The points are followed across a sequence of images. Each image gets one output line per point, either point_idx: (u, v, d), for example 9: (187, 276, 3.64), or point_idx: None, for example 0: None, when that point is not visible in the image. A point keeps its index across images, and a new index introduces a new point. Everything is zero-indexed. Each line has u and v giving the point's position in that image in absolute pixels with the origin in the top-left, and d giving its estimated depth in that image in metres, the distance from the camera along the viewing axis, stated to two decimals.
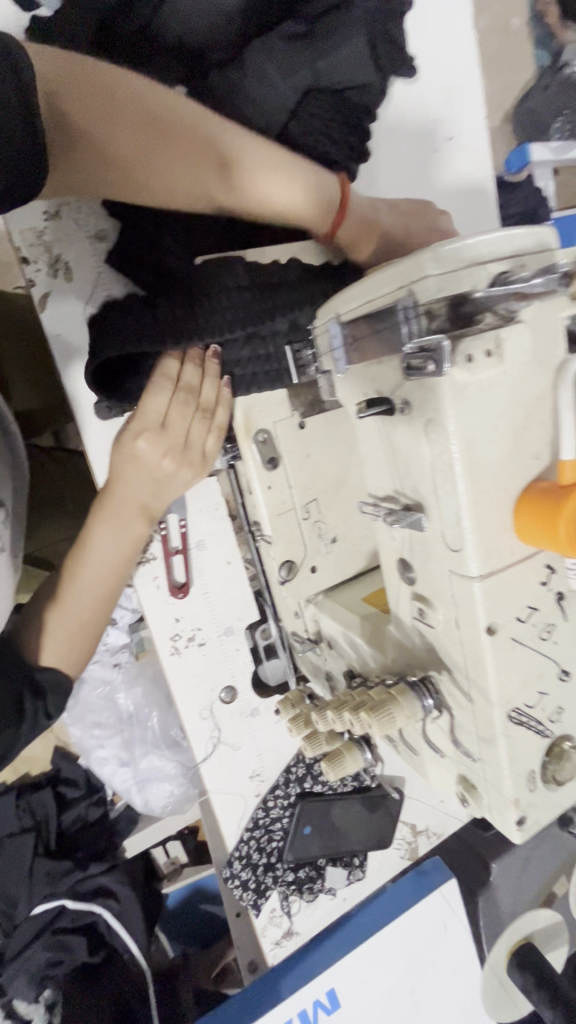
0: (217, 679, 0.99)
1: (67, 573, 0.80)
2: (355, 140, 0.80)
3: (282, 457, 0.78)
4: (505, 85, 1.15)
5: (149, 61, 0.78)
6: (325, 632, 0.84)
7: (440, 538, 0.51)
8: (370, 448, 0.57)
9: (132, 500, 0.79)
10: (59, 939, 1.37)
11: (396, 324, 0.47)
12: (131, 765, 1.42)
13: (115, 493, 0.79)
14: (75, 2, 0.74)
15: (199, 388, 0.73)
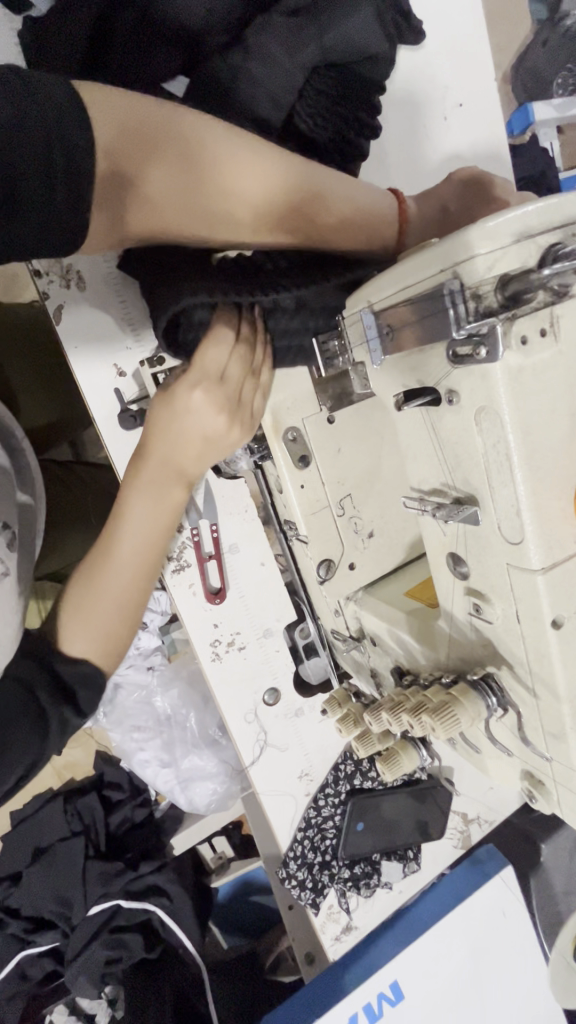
0: (259, 682, 0.98)
1: (99, 550, 0.74)
2: (366, 117, 0.77)
3: (314, 455, 0.76)
4: (503, 45, 1.09)
5: (147, 52, 0.74)
6: (368, 629, 0.82)
7: (496, 531, 0.49)
8: (412, 439, 0.54)
9: (172, 468, 0.75)
10: (116, 937, 1.37)
11: (441, 308, 0.44)
12: (173, 766, 1.41)
13: (158, 457, 0.74)
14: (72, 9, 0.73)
15: (253, 348, 0.70)
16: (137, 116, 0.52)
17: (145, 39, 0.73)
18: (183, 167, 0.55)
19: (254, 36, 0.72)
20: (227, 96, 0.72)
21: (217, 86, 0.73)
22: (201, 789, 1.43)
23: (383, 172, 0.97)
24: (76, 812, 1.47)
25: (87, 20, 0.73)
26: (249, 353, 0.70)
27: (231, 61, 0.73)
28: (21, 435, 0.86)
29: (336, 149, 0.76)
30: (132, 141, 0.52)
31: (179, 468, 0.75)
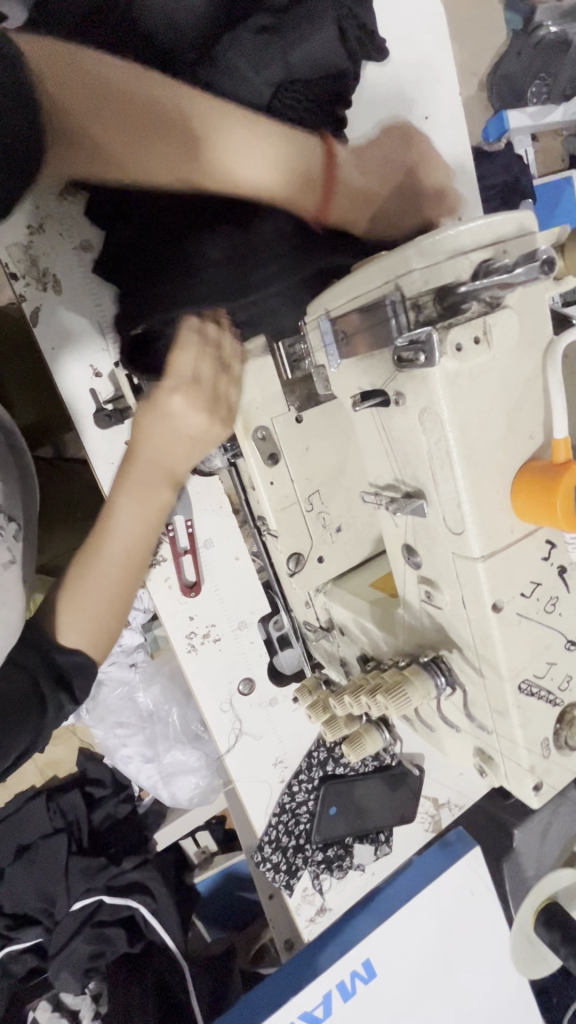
0: (234, 673, 1.01)
1: (92, 550, 0.76)
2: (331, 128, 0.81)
3: (282, 453, 0.80)
4: (474, 55, 1.14)
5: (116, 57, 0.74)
6: (337, 618, 0.86)
7: (441, 523, 0.53)
8: (367, 440, 0.58)
9: (157, 468, 0.78)
10: (99, 931, 1.40)
11: (385, 318, 0.48)
12: (156, 760, 1.46)
13: (145, 461, 0.77)
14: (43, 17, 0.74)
15: (221, 343, 0.73)
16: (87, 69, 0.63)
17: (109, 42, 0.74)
18: (133, 115, 0.65)
19: (222, 49, 0.74)
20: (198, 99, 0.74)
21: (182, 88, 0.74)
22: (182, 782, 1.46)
23: None
24: (64, 808, 1.49)
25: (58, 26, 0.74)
26: (219, 350, 0.73)
27: (200, 74, 0.75)
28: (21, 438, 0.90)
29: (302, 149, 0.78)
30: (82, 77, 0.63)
31: (167, 472, 0.79)
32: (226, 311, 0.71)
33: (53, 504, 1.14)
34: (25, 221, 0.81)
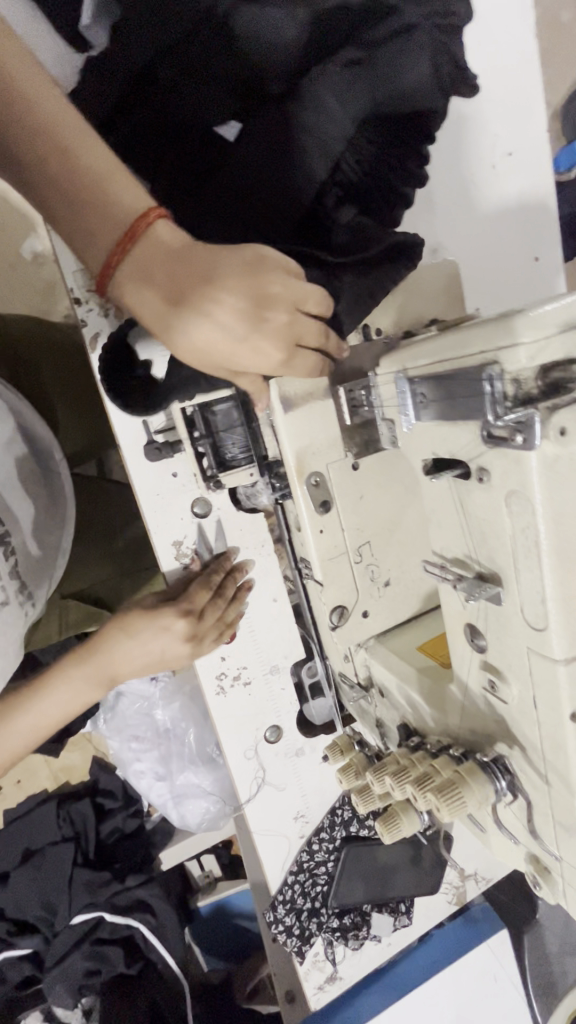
0: (262, 720, 0.96)
1: (14, 713, 0.77)
2: (413, 163, 0.77)
3: (335, 501, 0.76)
4: (554, 80, 1.01)
5: (203, 86, 0.69)
6: (377, 679, 0.82)
7: (518, 613, 0.47)
8: (438, 509, 0.53)
9: (102, 670, 0.83)
10: (97, 949, 1.36)
11: (479, 393, 0.43)
12: (167, 780, 1.39)
13: (103, 658, 0.83)
14: (122, 48, 0.71)
15: (228, 607, 0.88)
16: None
17: (185, 71, 0.69)
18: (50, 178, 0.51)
19: (309, 85, 0.69)
20: (280, 144, 0.70)
21: (262, 133, 0.70)
22: (192, 809, 1.38)
23: (432, 216, 0.97)
24: (74, 821, 1.45)
25: (136, 61, 0.70)
26: (224, 610, 0.87)
27: (283, 111, 0.70)
28: (59, 455, 0.99)
29: (378, 192, 0.76)
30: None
31: (110, 672, 0.84)
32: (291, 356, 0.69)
33: (96, 521, 1.16)
34: None
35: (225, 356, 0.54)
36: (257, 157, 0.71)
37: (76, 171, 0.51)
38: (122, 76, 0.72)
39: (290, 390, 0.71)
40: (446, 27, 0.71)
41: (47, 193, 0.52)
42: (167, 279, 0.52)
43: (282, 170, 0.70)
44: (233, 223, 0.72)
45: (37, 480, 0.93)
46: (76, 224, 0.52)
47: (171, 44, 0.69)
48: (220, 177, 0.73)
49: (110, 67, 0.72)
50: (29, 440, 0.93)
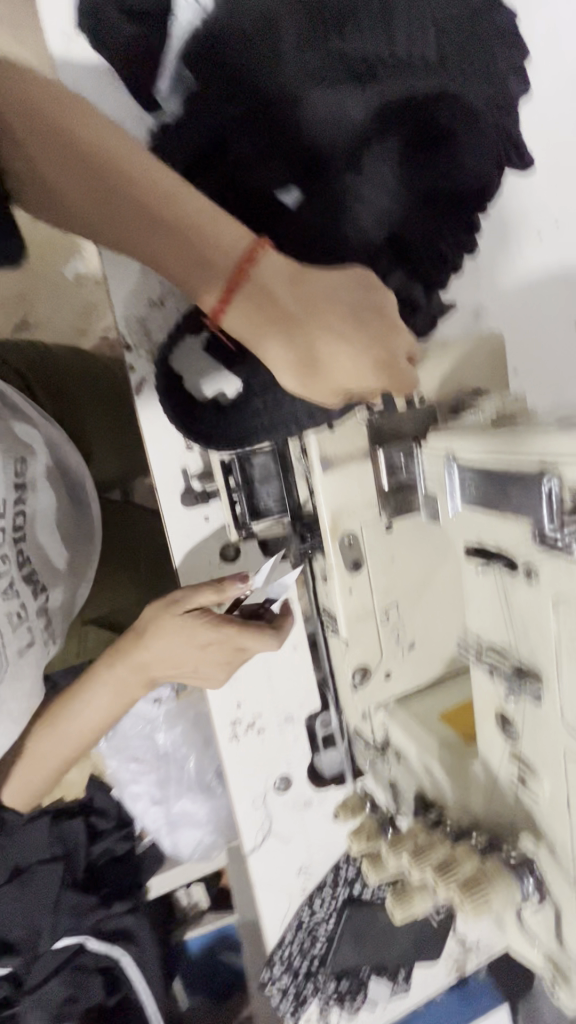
0: (272, 768, 0.95)
1: (60, 720, 0.86)
2: (465, 230, 0.80)
3: (366, 561, 0.76)
4: None
5: (269, 158, 0.71)
6: (394, 742, 0.80)
7: (558, 715, 0.47)
8: (478, 596, 0.53)
9: (138, 672, 0.85)
10: (77, 976, 1.29)
11: (535, 497, 0.43)
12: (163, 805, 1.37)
13: (134, 661, 0.84)
14: (193, 118, 0.71)
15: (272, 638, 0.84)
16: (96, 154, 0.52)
17: (256, 135, 0.70)
18: (155, 223, 0.54)
19: (366, 160, 0.72)
20: (340, 212, 0.72)
21: (322, 201, 0.72)
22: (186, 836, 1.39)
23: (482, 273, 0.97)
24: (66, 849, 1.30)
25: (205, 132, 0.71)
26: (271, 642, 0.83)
27: (343, 182, 0.72)
28: (91, 487, 1.00)
29: (429, 257, 0.78)
30: (47, 101, 0.50)
31: (146, 674, 0.85)
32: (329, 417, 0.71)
33: (120, 549, 1.17)
34: (148, 294, 0.81)
35: (313, 372, 0.57)
36: (318, 219, 0.72)
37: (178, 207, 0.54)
38: (190, 144, 0.71)
39: (332, 450, 0.71)
40: (502, 110, 0.77)
41: (149, 236, 0.55)
42: (264, 300, 0.55)
43: (341, 234, 0.72)
44: None
45: (66, 515, 0.94)
46: (176, 252, 0.55)
47: (240, 115, 0.70)
48: (280, 232, 0.72)
49: (183, 128, 0.71)
50: (63, 473, 0.94)
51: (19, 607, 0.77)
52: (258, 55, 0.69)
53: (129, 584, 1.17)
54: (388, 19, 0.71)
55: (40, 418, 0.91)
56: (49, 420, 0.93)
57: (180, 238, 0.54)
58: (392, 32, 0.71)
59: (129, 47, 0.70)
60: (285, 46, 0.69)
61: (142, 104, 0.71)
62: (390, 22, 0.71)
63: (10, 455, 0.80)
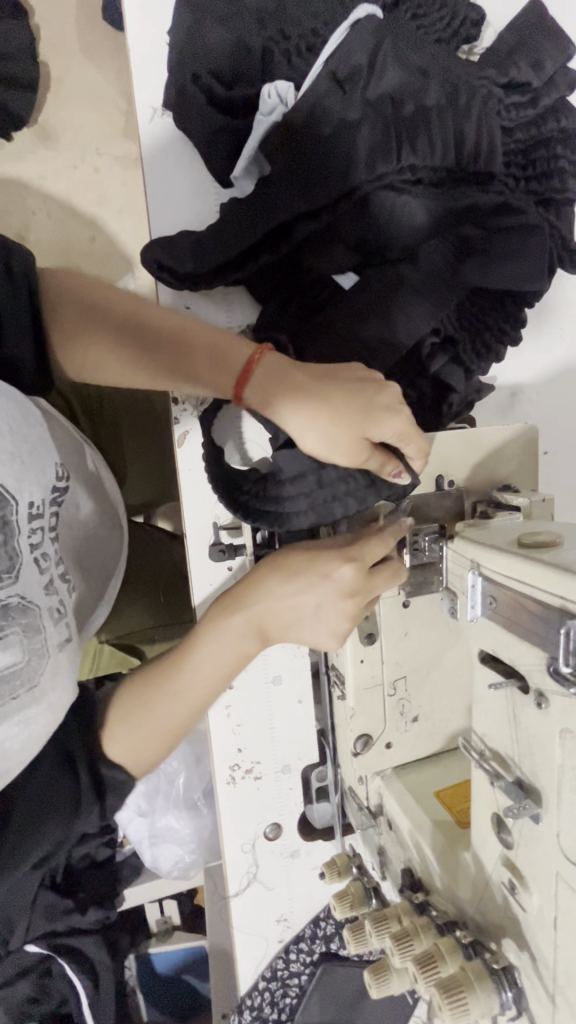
0: (265, 815, 0.97)
1: (173, 667, 0.74)
2: (510, 321, 0.80)
3: (380, 634, 0.78)
4: None
5: (330, 245, 0.74)
6: (387, 811, 0.82)
7: (554, 840, 0.48)
8: (487, 703, 0.55)
9: (252, 619, 0.73)
10: (43, 980, 1.29)
11: (556, 636, 0.45)
12: (148, 817, 1.35)
13: (254, 609, 0.73)
14: (261, 195, 0.72)
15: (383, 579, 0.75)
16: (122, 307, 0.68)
17: (320, 236, 0.75)
18: (171, 345, 0.68)
19: (421, 254, 0.73)
20: (389, 298, 0.74)
21: (371, 289, 0.75)
22: (167, 853, 1.36)
23: (525, 355, 0.98)
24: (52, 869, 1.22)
25: (269, 212, 0.72)
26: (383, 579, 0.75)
27: (398, 270, 0.74)
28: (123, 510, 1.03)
29: (470, 342, 0.80)
30: (79, 287, 0.68)
31: (261, 629, 0.74)
32: (365, 496, 0.71)
33: (139, 572, 1.17)
34: None
35: (343, 427, 0.64)
36: (374, 323, 0.74)
37: (180, 327, 0.68)
38: (256, 222, 0.73)
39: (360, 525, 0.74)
40: (558, 216, 0.79)
41: (167, 352, 0.68)
42: (277, 376, 0.65)
43: (393, 335, 0.75)
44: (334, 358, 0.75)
45: (97, 531, 0.93)
46: (188, 361, 0.68)
47: (306, 206, 0.71)
48: (333, 311, 0.76)
49: (250, 200, 0.73)
50: (99, 489, 0.93)
51: (60, 603, 0.72)
52: (328, 158, 0.70)
53: (145, 608, 1.18)
54: (461, 123, 0.69)
55: (76, 436, 0.91)
56: (84, 441, 0.95)
57: (194, 349, 0.67)
58: (463, 140, 0.70)
59: (214, 135, 0.76)
60: (356, 149, 0.68)
61: (220, 181, 0.79)
62: (460, 127, 0.69)
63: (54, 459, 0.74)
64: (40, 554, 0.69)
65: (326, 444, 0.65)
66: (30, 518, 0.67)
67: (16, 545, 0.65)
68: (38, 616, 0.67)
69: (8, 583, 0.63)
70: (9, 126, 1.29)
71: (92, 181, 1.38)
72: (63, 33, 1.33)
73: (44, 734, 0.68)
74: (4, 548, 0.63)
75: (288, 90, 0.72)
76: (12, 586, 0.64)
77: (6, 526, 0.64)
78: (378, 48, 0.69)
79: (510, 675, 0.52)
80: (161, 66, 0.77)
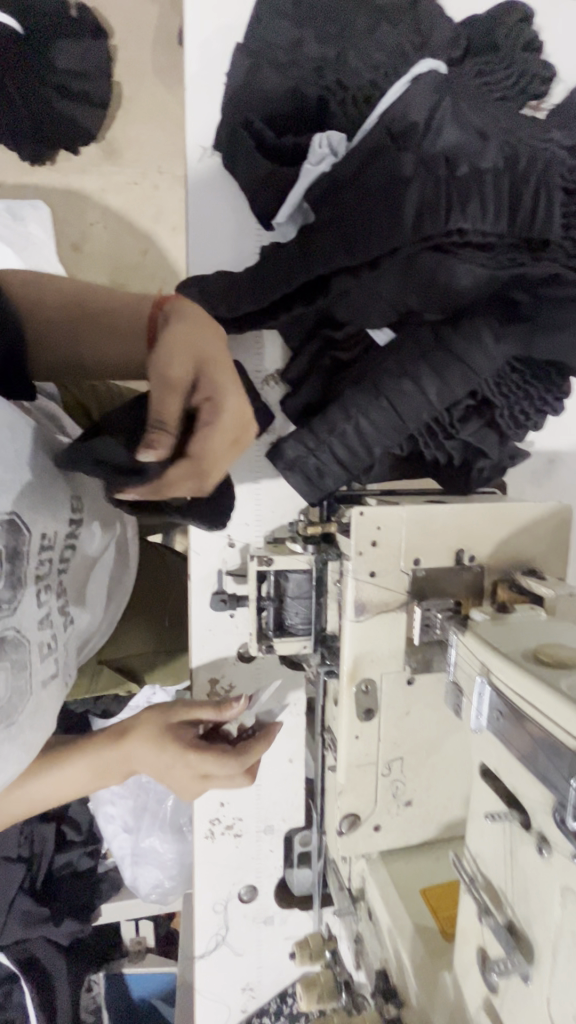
0: (241, 875, 0.92)
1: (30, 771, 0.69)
2: (556, 386, 0.72)
3: (379, 710, 0.73)
4: None
5: (368, 302, 0.72)
6: (369, 900, 0.76)
7: (545, 1008, 0.43)
8: (485, 824, 0.50)
9: (126, 762, 0.73)
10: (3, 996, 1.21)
11: (568, 783, 0.41)
12: (133, 835, 1.24)
13: (113, 758, 0.72)
14: (302, 244, 0.70)
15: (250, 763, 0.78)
16: (60, 291, 0.67)
17: (357, 291, 0.71)
18: (103, 307, 0.68)
19: (462, 318, 0.68)
20: (424, 360, 0.69)
21: (406, 351, 0.70)
22: (147, 876, 1.24)
23: (569, 420, 0.93)
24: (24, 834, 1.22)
25: (307, 261, 0.69)
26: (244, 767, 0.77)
27: (439, 332, 0.69)
28: (132, 529, 0.96)
29: (508, 412, 0.74)
30: (28, 283, 0.66)
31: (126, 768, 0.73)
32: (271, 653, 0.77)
33: (147, 595, 1.13)
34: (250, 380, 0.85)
35: (198, 371, 0.60)
36: (406, 385, 0.69)
37: (111, 299, 0.68)
38: (292, 273, 0.71)
39: (368, 595, 0.70)
40: None
41: (101, 312, 0.68)
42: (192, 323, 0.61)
43: (425, 400, 0.69)
44: (361, 416, 0.72)
45: (105, 558, 0.87)
46: (123, 330, 0.68)
47: (345, 261, 0.68)
48: (369, 367, 0.73)
49: (290, 249, 0.71)
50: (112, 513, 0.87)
51: (50, 639, 0.68)
52: (373, 211, 0.66)
53: (148, 633, 1.13)
54: (518, 185, 0.64)
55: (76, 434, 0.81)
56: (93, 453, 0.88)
57: (121, 301, 0.68)
58: (518, 201, 0.64)
59: (261, 178, 0.74)
60: (404, 207, 0.64)
61: (263, 223, 0.77)
62: (517, 191, 0.64)
63: (71, 487, 0.74)
64: (42, 585, 0.67)
65: (183, 377, 0.58)
66: (40, 549, 0.66)
67: (20, 577, 0.62)
68: (28, 652, 0.63)
69: (6, 616, 0.59)
70: (77, 138, 1.29)
71: (150, 200, 1.40)
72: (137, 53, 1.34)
73: (14, 777, 0.64)
74: (9, 577, 0.60)
75: (339, 142, 0.71)
76: (9, 619, 0.60)
77: (16, 556, 0.61)
78: (437, 106, 0.67)
79: (511, 807, 0.47)
80: (217, 109, 0.76)
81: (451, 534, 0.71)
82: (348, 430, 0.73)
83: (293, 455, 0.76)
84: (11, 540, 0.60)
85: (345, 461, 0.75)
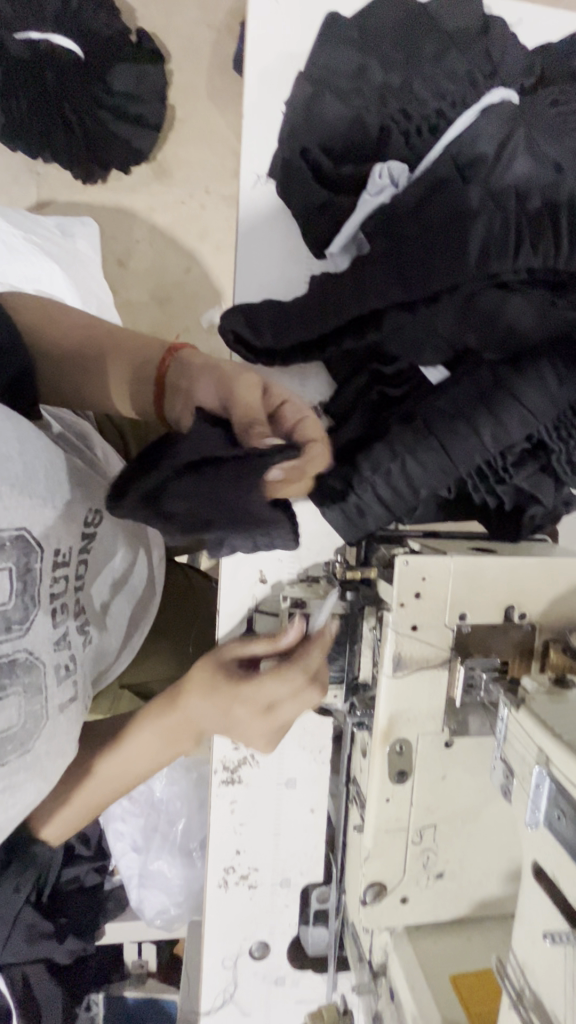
0: (253, 931, 0.87)
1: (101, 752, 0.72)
2: None
3: (414, 774, 0.68)
4: None
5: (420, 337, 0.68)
6: (392, 978, 0.71)
7: None
8: (539, 936, 0.48)
9: (190, 724, 0.73)
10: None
11: None
12: (142, 857, 1.19)
13: (177, 721, 0.72)
14: (356, 273, 0.67)
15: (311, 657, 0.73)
16: (68, 328, 0.67)
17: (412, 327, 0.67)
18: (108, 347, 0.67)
19: (524, 359, 0.63)
20: (480, 403, 0.64)
21: (461, 392, 0.66)
22: (153, 900, 1.18)
23: None
24: None
25: (360, 293, 0.66)
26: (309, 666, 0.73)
27: (497, 371, 0.64)
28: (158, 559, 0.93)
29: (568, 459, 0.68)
30: (36, 318, 0.67)
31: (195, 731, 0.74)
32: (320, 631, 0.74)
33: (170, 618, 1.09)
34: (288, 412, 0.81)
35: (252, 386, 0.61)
36: (460, 426, 0.65)
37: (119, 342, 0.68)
38: (343, 304, 0.68)
39: (411, 650, 0.65)
40: None
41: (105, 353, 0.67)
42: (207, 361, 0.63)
43: (479, 442, 0.64)
44: (408, 457, 0.67)
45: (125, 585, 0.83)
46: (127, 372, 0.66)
47: (399, 297, 0.65)
48: (418, 407, 0.69)
49: (344, 279, 0.68)
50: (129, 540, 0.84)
51: (68, 661, 0.65)
52: (435, 246, 0.63)
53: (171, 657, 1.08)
54: None
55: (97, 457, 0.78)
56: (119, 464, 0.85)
57: (126, 344, 0.67)
58: None
59: (318, 207, 0.72)
60: (468, 245, 0.61)
61: (313, 248, 0.74)
62: None
63: (88, 499, 0.70)
64: (57, 606, 0.64)
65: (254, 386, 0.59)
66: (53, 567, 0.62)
67: (33, 597, 0.59)
68: (42, 676, 0.60)
69: (15, 636, 0.57)
70: (129, 157, 1.30)
71: (196, 218, 1.40)
72: (192, 77, 1.34)
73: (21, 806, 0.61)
74: (21, 597, 0.57)
75: (401, 173, 0.68)
76: (20, 640, 0.57)
77: (27, 577, 0.58)
78: (509, 136, 0.65)
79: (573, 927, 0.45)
80: (273, 138, 0.74)
81: (503, 588, 0.65)
82: (394, 471, 0.69)
83: (335, 488, 0.72)
84: (22, 559, 0.57)
85: (388, 501, 0.70)
